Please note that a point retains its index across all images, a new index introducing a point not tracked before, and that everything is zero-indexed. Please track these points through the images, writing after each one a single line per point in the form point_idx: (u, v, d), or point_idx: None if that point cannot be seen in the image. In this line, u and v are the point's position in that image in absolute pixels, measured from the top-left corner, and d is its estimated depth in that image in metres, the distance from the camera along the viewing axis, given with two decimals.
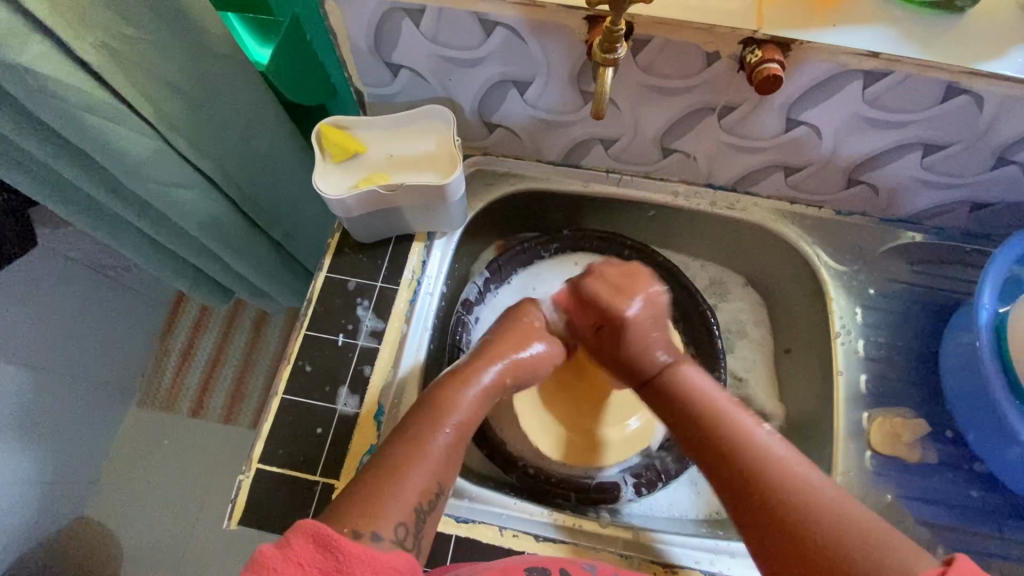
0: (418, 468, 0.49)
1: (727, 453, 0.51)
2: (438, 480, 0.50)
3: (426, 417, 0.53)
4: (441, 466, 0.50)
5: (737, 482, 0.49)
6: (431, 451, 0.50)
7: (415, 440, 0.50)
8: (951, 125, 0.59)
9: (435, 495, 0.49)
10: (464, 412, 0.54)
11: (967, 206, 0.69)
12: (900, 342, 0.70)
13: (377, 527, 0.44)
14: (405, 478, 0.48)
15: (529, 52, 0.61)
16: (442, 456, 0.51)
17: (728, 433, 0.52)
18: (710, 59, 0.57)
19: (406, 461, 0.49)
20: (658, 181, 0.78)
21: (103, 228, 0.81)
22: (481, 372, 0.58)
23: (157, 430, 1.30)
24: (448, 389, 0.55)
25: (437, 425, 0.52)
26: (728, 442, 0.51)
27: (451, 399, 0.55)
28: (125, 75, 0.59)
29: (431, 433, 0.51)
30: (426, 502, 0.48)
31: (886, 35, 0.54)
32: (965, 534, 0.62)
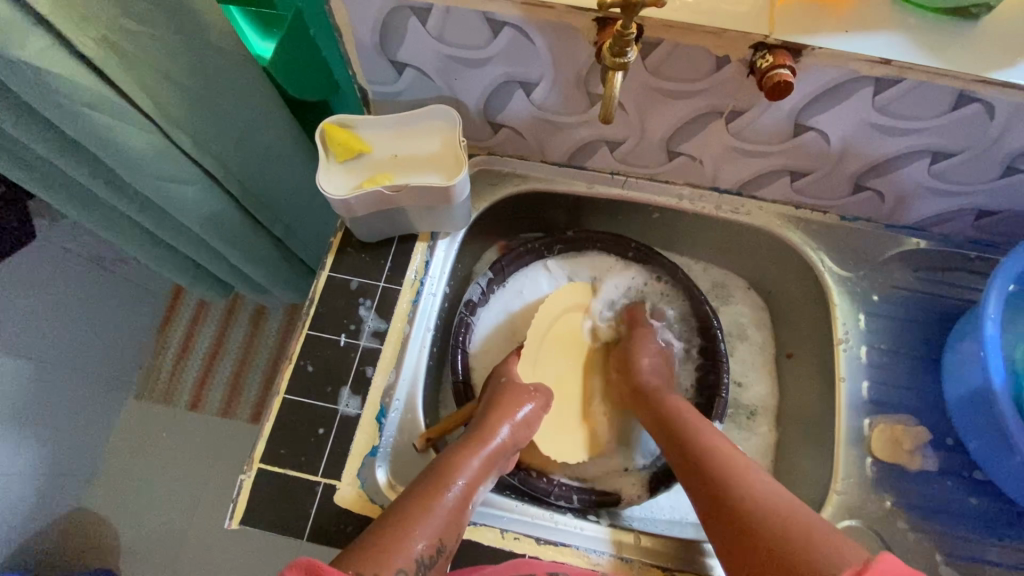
0: (426, 523, 0.53)
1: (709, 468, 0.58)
2: (440, 537, 0.53)
3: (433, 475, 0.57)
4: (445, 524, 0.54)
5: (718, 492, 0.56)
6: (439, 507, 0.54)
7: (425, 496, 0.55)
8: (960, 133, 0.59)
9: (436, 551, 0.52)
10: (468, 475, 0.59)
11: (973, 213, 0.69)
12: (902, 349, 0.71)
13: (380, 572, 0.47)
14: (412, 534, 0.51)
15: (536, 52, 0.60)
16: (448, 513, 0.55)
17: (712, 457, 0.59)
18: (720, 63, 0.57)
19: (413, 517, 0.53)
20: (664, 183, 0.77)
21: (102, 221, 0.80)
22: (484, 439, 0.63)
23: (154, 422, 1.29)
24: (457, 454, 0.60)
25: (444, 485, 0.56)
26: (709, 457, 0.59)
27: (457, 462, 0.59)
28: (126, 71, 0.58)
29: (440, 490, 0.56)
30: (428, 555, 0.51)
31: (899, 42, 0.53)
32: (963, 541, 0.62)
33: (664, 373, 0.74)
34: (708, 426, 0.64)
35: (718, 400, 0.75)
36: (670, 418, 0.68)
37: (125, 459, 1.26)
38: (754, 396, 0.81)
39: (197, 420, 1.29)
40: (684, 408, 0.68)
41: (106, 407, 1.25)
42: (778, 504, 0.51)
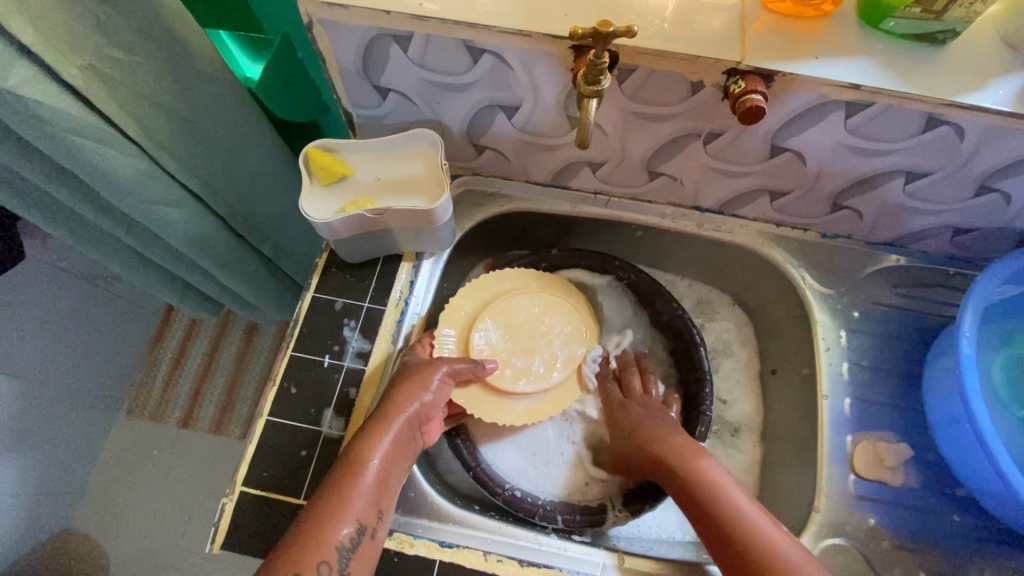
0: (343, 511, 0.54)
1: (727, 520, 0.57)
2: (361, 518, 0.54)
3: (348, 458, 0.57)
4: (364, 506, 0.55)
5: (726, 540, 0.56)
6: (357, 492, 0.55)
7: (340, 486, 0.55)
8: (931, 155, 0.60)
9: (357, 533, 0.54)
10: (382, 453, 0.58)
11: (951, 230, 0.70)
12: (883, 365, 0.71)
13: (302, 570, 0.50)
14: (331, 526, 0.53)
15: (516, 77, 0.61)
16: (367, 495, 0.56)
17: (737, 525, 0.56)
18: (694, 87, 0.58)
19: (334, 507, 0.54)
20: (646, 202, 0.78)
21: (90, 244, 0.80)
22: (401, 411, 0.60)
23: (143, 441, 1.27)
24: (366, 433, 0.59)
25: (357, 469, 0.56)
26: (722, 505, 0.58)
27: (369, 443, 0.58)
28: (112, 99, 0.59)
29: (355, 474, 0.56)
30: (350, 539, 0.53)
31: (867, 67, 0.55)
32: (945, 558, 0.63)
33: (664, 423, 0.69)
34: (722, 481, 0.61)
35: (700, 417, 0.75)
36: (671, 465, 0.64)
37: (112, 480, 1.24)
38: (739, 413, 0.81)
39: (186, 439, 1.28)
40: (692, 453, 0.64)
41: (95, 428, 1.24)
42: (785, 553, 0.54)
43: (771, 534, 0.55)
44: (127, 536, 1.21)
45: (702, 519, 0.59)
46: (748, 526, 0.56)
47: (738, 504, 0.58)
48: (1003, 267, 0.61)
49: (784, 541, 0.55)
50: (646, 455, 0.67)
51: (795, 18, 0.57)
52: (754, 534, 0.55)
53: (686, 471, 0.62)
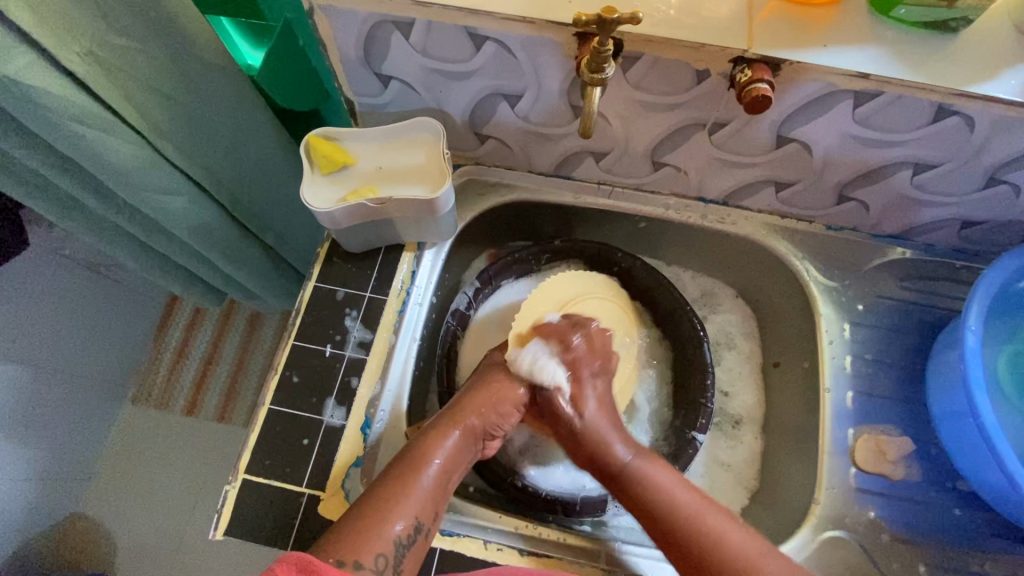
0: (403, 505, 0.53)
1: (681, 518, 0.57)
2: (418, 516, 0.53)
3: (410, 456, 0.57)
4: (422, 502, 0.54)
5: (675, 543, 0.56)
6: (416, 489, 0.54)
7: (402, 479, 0.54)
8: (940, 145, 0.59)
9: (414, 530, 0.52)
10: (443, 456, 0.58)
11: (958, 223, 0.69)
12: (887, 359, 0.71)
13: (359, 557, 0.48)
14: (390, 518, 0.51)
15: (519, 65, 0.60)
16: (426, 494, 0.55)
17: (691, 533, 0.56)
18: (700, 76, 0.57)
19: (390, 500, 0.53)
20: (649, 193, 0.77)
21: (93, 232, 0.80)
22: (464, 418, 0.61)
23: (148, 428, 1.28)
24: (430, 435, 0.59)
25: (420, 466, 0.56)
26: (667, 518, 0.57)
27: (432, 444, 0.58)
28: (113, 86, 0.58)
29: (416, 469, 0.55)
30: (406, 535, 0.52)
31: (877, 56, 0.54)
32: (944, 551, 0.63)
33: (614, 416, 0.65)
34: (666, 479, 0.60)
35: (702, 409, 0.75)
36: (622, 476, 0.61)
37: (118, 467, 1.26)
38: (741, 405, 0.81)
39: (191, 426, 1.29)
40: (633, 458, 0.61)
41: (101, 415, 1.25)
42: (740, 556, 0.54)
43: (734, 537, 0.55)
44: (133, 521, 1.22)
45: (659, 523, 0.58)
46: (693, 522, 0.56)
47: (704, 517, 0.56)
48: (1011, 260, 0.61)
49: (729, 527, 0.56)
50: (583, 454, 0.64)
51: (803, 6, 0.56)
52: (705, 532, 0.55)
53: (630, 475, 0.60)
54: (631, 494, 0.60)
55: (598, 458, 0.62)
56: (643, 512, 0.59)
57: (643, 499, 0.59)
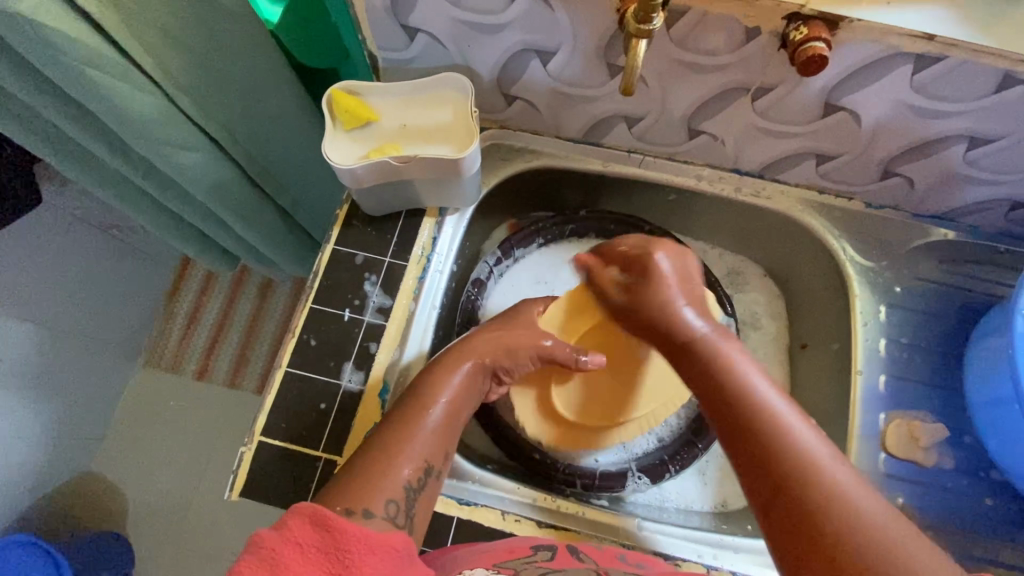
0: (410, 447, 0.51)
1: (750, 425, 0.44)
2: (427, 458, 0.51)
3: (414, 398, 0.55)
4: (431, 442, 0.52)
5: (764, 461, 0.43)
6: (423, 429, 0.53)
7: (406, 420, 0.53)
8: (1001, 117, 0.56)
9: (425, 473, 0.50)
10: (450, 394, 0.56)
11: (1008, 203, 0.66)
12: (923, 344, 0.68)
13: (369, 503, 0.46)
14: (396, 462, 0.49)
15: (555, 18, 0.57)
16: (434, 433, 0.53)
17: (770, 434, 0.43)
18: (750, 35, 0.54)
19: (397, 442, 0.51)
20: (682, 163, 0.74)
21: (106, 188, 0.78)
22: (472, 355, 0.60)
23: (161, 391, 1.29)
24: (436, 374, 0.57)
25: (425, 407, 0.54)
26: (758, 419, 0.44)
27: (438, 382, 0.56)
28: (129, 30, 0.55)
29: (421, 410, 0.54)
30: (416, 479, 0.49)
31: (945, 16, 0.50)
32: (973, 540, 0.61)
33: (687, 289, 0.55)
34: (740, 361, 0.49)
35: None
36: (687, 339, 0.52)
37: (132, 428, 1.26)
38: None
39: (203, 390, 1.29)
40: (711, 333, 0.51)
41: (115, 376, 1.25)
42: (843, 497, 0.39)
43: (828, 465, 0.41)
44: (147, 481, 1.24)
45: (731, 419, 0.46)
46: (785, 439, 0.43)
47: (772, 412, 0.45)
48: None
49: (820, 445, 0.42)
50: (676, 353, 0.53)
51: None
52: (787, 437, 0.43)
53: (704, 345, 0.50)
54: (715, 389, 0.48)
55: (663, 327, 0.53)
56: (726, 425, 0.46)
57: (709, 370, 0.49)
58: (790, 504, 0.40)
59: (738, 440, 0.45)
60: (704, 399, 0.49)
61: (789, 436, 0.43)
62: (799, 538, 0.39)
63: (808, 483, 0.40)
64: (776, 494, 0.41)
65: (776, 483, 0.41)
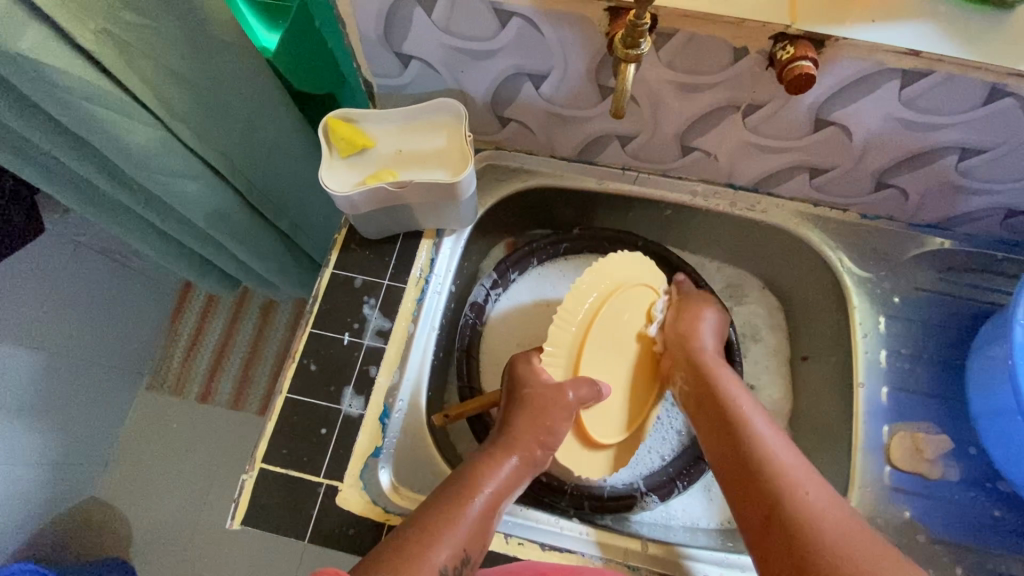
0: (449, 535, 0.50)
1: (753, 462, 0.56)
2: (465, 548, 0.51)
3: (458, 484, 0.55)
4: (470, 536, 0.52)
5: (764, 503, 0.52)
6: (464, 520, 0.52)
7: (453, 503, 0.53)
8: (992, 129, 0.56)
9: (460, 564, 0.50)
10: (496, 484, 0.56)
11: (1002, 212, 0.66)
12: (924, 354, 0.68)
13: None
14: (435, 546, 0.49)
15: (545, 42, 0.58)
16: (472, 525, 0.52)
17: (770, 472, 0.54)
18: (738, 54, 0.54)
19: (437, 524, 0.51)
20: (677, 179, 0.75)
21: (106, 217, 0.79)
22: (518, 445, 0.59)
23: (165, 415, 1.29)
24: (488, 459, 0.58)
25: (471, 494, 0.54)
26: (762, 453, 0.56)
27: (488, 469, 0.57)
28: (128, 65, 0.56)
29: (467, 497, 0.54)
30: (452, 567, 0.49)
31: (929, 32, 0.50)
32: (982, 553, 0.60)
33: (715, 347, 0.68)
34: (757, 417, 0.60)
35: None
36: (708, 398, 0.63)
37: (136, 453, 1.26)
38: (767, 399, 0.79)
39: (207, 413, 1.29)
40: (715, 359, 0.65)
41: (118, 402, 1.25)
42: (834, 535, 0.47)
43: (820, 504, 0.50)
44: (151, 505, 1.23)
45: (740, 467, 0.56)
46: (786, 480, 0.53)
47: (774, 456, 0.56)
48: None
49: (827, 501, 0.51)
50: (699, 411, 0.64)
51: None
52: (785, 472, 0.54)
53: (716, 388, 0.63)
54: (733, 446, 0.58)
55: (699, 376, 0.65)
56: (737, 454, 0.57)
57: (733, 424, 0.60)
58: (779, 522, 0.50)
59: (745, 481, 0.55)
60: (718, 445, 0.60)
61: (784, 472, 0.54)
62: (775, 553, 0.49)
63: (792, 510, 0.50)
64: (771, 520, 0.51)
65: (769, 517, 0.51)
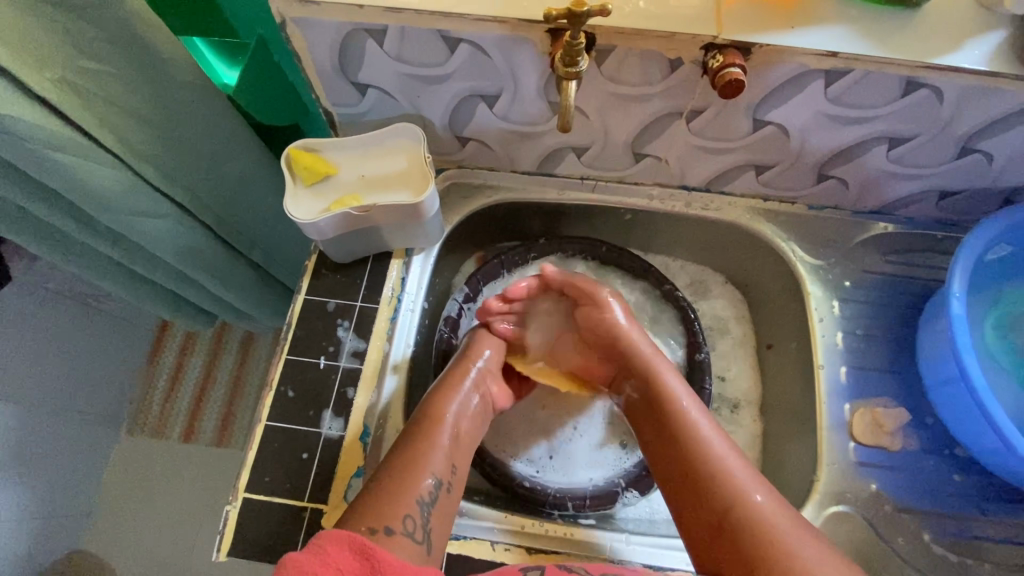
0: (428, 461, 0.60)
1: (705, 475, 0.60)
2: (441, 472, 0.60)
3: (427, 419, 0.64)
4: (443, 460, 0.61)
5: (716, 512, 0.57)
6: (437, 443, 0.62)
7: (424, 433, 0.62)
8: (913, 119, 0.60)
9: (437, 487, 0.59)
10: (461, 409, 0.66)
11: (935, 194, 0.71)
12: (878, 333, 0.72)
13: (389, 521, 0.54)
14: (418, 474, 0.58)
15: (493, 64, 0.61)
16: (447, 449, 0.62)
17: (719, 482, 0.59)
18: (674, 65, 0.58)
19: (414, 460, 0.59)
20: (633, 185, 0.78)
21: (75, 261, 0.79)
22: (472, 373, 0.70)
23: (148, 457, 1.27)
24: (447, 392, 0.67)
25: (439, 423, 0.64)
26: (719, 479, 0.59)
27: (450, 399, 0.66)
28: (88, 111, 0.58)
29: (436, 428, 0.63)
30: (429, 493, 0.58)
31: (844, 35, 0.54)
32: (946, 517, 0.64)
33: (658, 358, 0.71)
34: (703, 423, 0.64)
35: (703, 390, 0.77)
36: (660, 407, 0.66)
37: (120, 499, 1.24)
38: (737, 388, 0.82)
39: (191, 452, 1.27)
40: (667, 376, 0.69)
41: (98, 448, 1.23)
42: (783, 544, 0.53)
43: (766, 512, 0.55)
44: (138, 551, 1.21)
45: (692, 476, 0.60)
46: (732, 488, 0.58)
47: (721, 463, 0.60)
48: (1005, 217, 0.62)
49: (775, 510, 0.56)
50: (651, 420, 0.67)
51: None
52: (730, 483, 0.58)
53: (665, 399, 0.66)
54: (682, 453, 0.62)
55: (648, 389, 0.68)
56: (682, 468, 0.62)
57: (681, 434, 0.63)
58: (732, 532, 0.55)
59: (698, 489, 0.60)
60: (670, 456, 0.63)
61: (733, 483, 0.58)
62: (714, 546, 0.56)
63: (744, 521, 0.55)
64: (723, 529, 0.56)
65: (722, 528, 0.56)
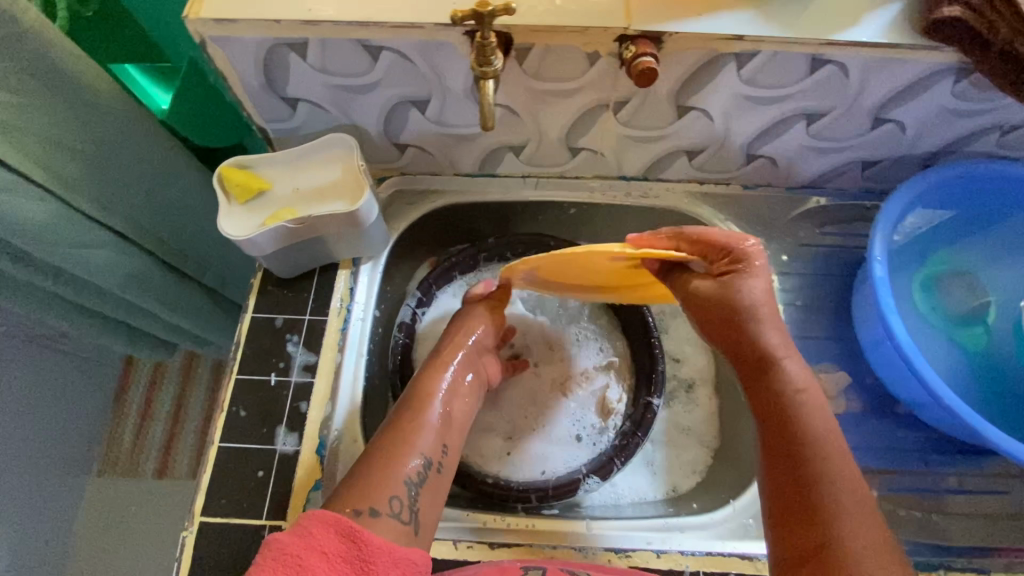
0: (416, 442, 0.60)
1: (800, 446, 0.52)
2: (428, 451, 0.60)
3: (412, 399, 0.63)
4: (431, 439, 0.61)
5: (802, 492, 0.50)
6: (425, 425, 0.61)
7: (406, 417, 0.61)
8: (825, 94, 0.63)
9: (425, 467, 0.59)
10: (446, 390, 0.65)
11: (858, 165, 0.74)
12: (817, 302, 0.74)
13: (374, 504, 0.53)
14: (402, 459, 0.58)
15: (418, 69, 0.62)
16: (435, 429, 0.62)
17: (819, 463, 0.51)
18: (592, 59, 0.60)
19: (398, 443, 0.59)
20: (574, 179, 0.80)
21: (16, 301, 0.77)
22: (460, 346, 0.69)
23: (121, 497, 1.24)
24: (430, 370, 0.67)
25: (427, 403, 0.63)
26: (821, 462, 0.51)
27: (434, 379, 0.66)
28: (8, 144, 0.57)
29: (422, 409, 0.62)
30: (416, 474, 0.58)
31: (748, 19, 0.57)
32: (891, 473, 0.66)
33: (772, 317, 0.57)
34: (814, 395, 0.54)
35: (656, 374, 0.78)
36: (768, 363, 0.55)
37: (93, 543, 1.20)
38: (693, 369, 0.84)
39: (166, 488, 1.25)
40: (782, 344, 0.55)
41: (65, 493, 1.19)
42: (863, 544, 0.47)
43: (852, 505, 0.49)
44: None
45: (784, 447, 0.52)
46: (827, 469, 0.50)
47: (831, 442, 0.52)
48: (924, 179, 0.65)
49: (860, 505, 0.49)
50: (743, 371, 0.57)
51: None
52: (828, 466, 0.51)
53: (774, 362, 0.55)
54: (779, 424, 0.53)
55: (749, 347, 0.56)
56: (783, 443, 0.53)
57: (791, 406, 0.53)
58: (810, 515, 0.49)
59: (791, 463, 0.52)
60: (770, 419, 0.54)
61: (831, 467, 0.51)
62: (797, 525, 0.50)
63: (831, 513, 0.49)
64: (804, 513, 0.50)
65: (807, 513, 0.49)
